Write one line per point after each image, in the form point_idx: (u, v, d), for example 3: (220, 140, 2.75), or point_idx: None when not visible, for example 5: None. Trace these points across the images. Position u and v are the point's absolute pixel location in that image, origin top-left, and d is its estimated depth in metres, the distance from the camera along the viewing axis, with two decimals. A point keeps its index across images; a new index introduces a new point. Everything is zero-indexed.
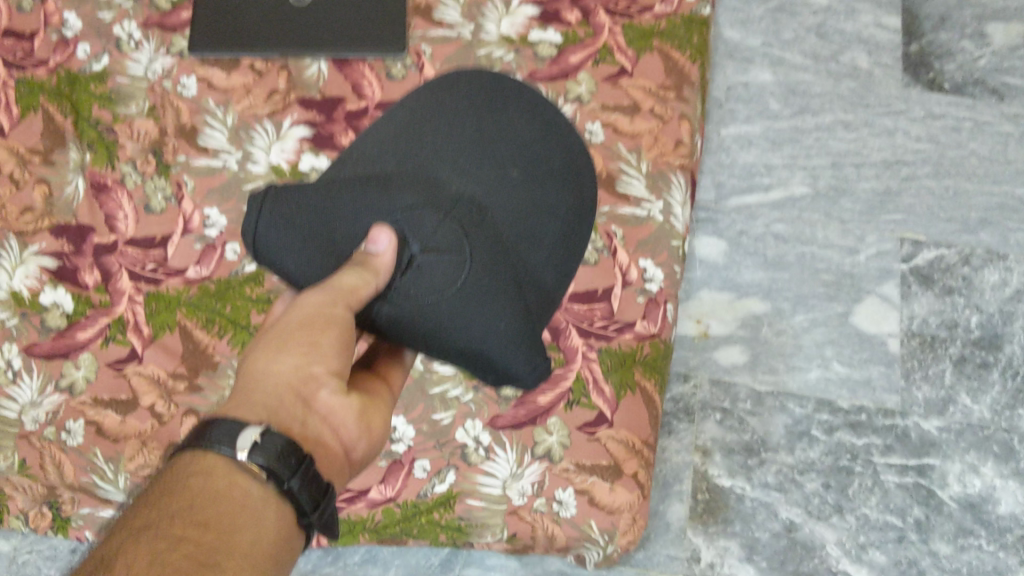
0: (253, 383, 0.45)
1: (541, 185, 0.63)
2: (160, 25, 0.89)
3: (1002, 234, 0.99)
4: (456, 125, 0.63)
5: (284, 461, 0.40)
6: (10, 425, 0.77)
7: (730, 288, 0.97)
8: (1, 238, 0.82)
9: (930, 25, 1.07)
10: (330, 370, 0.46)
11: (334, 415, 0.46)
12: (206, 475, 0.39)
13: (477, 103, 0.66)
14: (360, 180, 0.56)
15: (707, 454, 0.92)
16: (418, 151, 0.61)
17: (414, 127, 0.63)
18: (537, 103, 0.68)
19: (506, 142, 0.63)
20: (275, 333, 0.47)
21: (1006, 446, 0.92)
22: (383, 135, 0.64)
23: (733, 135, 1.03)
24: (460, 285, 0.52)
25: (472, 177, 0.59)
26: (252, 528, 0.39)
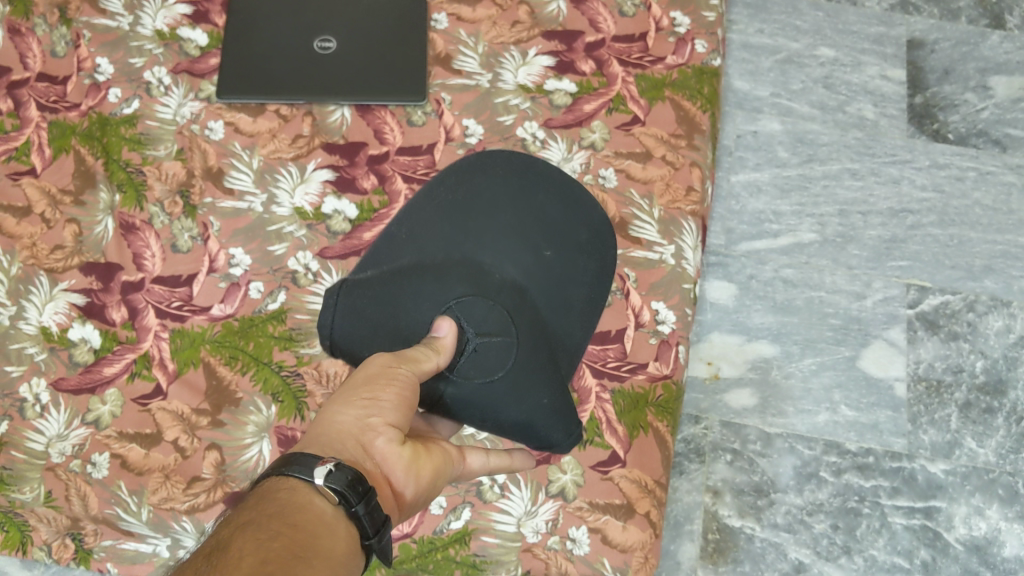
0: (318, 429, 0.48)
1: (571, 259, 0.76)
2: (189, 70, 0.92)
3: (1006, 281, 1.01)
4: (492, 209, 0.75)
5: (354, 486, 0.43)
6: (37, 458, 0.79)
7: (740, 331, 0.99)
8: (31, 275, 0.84)
9: (935, 78, 1.11)
10: (388, 421, 0.48)
11: (389, 463, 0.48)
12: (289, 490, 0.43)
13: (507, 182, 0.77)
14: (416, 269, 0.66)
15: (717, 495, 0.93)
16: (465, 238, 0.72)
17: (459, 215, 0.74)
18: (566, 183, 0.79)
19: (537, 222, 0.75)
20: (343, 388, 0.50)
21: (1010, 490, 0.93)
22: (428, 216, 0.75)
23: (743, 181, 1.06)
24: (511, 368, 0.59)
25: (513, 263, 0.72)
26: (331, 535, 0.41)
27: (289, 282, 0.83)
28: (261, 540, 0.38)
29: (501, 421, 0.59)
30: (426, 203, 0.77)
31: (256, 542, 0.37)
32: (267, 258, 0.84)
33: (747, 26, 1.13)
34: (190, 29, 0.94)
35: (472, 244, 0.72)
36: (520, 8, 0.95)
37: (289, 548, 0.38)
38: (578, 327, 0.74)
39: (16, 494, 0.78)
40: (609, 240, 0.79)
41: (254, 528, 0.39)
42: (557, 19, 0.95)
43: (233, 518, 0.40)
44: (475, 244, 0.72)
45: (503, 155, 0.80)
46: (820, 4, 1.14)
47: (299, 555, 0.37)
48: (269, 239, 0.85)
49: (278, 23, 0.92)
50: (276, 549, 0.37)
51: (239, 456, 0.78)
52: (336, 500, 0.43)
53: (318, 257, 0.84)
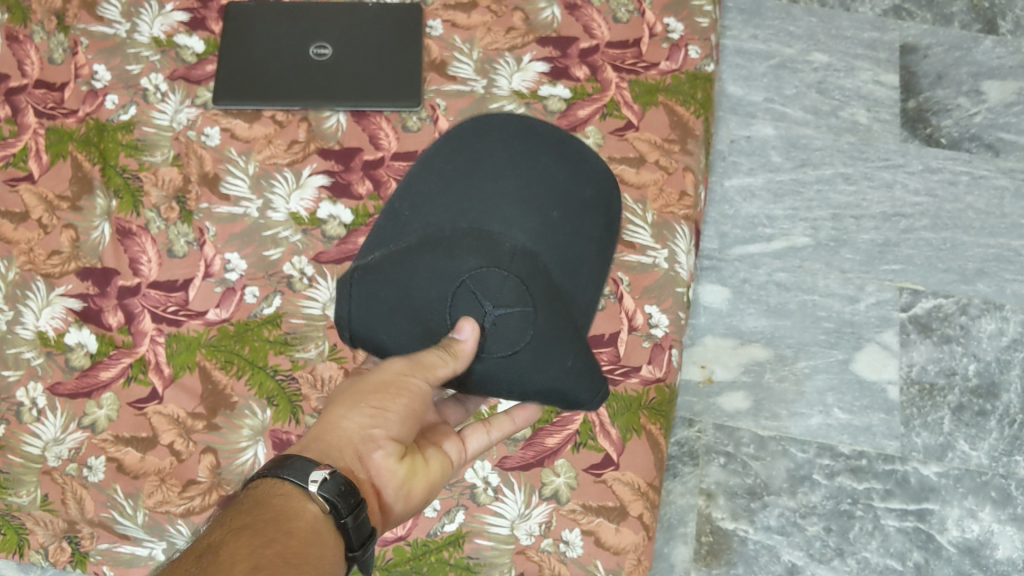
0: (322, 430, 0.49)
1: (580, 216, 0.65)
2: (186, 77, 0.92)
3: (999, 284, 1.01)
4: (491, 171, 0.65)
5: (345, 497, 0.43)
6: (34, 461, 0.80)
7: (734, 334, 0.99)
8: (29, 280, 0.84)
9: (928, 83, 1.12)
10: (390, 435, 0.49)
11: (383, 476, 0.49)
12: (283, 497, 0.43)
13: (507, 142, 0.67)
14: (425, 240, 0.61)
15: (710, 497, 0.94)
16: (466, 198, 0.63)
17: (456, 175, 0.65)
18: (568, 137, 0.69)
19: (538, 179, 0.65)
20: (355, 389, 0.51)
21: (1003, 492, 0.94)
22: (422, 186, 0.65)
23: (737, 186, 1.06)
24: (533, 336, 0.58)
25: (516, 226, 0.62)
26: (322, 544, 0.41)
27: (284, 287, 0.84)
28: (256, 547, 0.38)
29: (530, 391, 0.60)
30: (422, 175, 0.66)
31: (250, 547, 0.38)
32: (263, 263, 0.85)
33: (741, 32, 1.14)
34: (187, 36, 0.94)
35: (469, 207, 0.62)
36: (514, 14, 0.96)
37: (281, 556, 0.38)
38: (590, 286, 0.64)
39: (14, 497, 0.79)
40: (615, 198, 0.70)
41: (247, 532, 0.39)
42: (551, 25, 0.95)
43: (226, 520, 0.41)
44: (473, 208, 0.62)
45: (494, 115, 0.70)
46: (814, 10, 1.15)
47: (291, 564, 0.38)
48: (264, 244, 0.85)
49: (277, 27, 0.92)
50: (268, 558, 0.38)
51: (235, 459, 0.78)
52: (326, 509, 0.43)
53: (313, 262, 0.85)
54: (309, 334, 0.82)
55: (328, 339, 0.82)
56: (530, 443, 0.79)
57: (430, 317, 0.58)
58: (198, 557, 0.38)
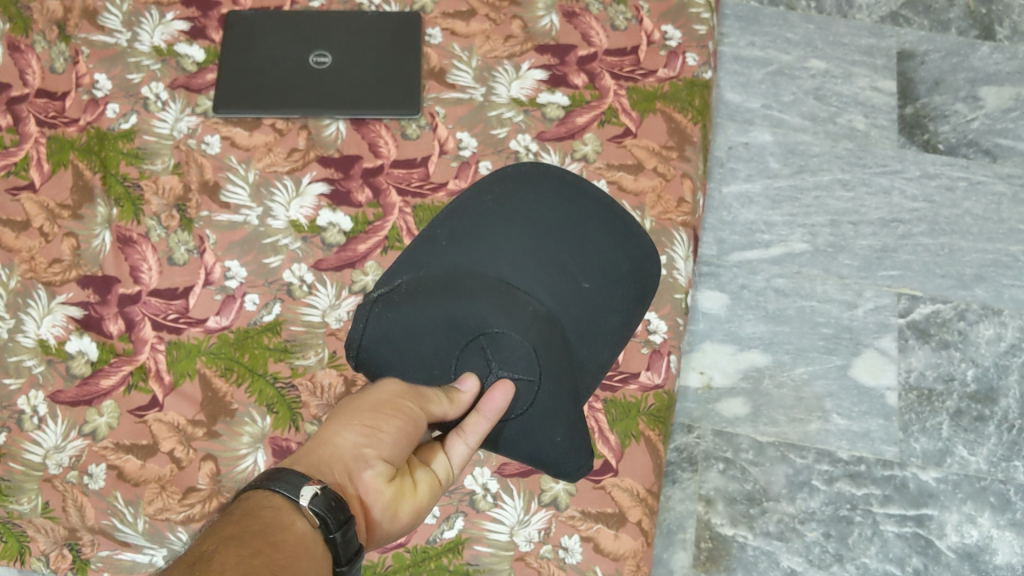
0: (314, 445, 0.49)
1: (612, 277, 0.67)
2: (186, 86, 0.93)
3: (997, 290, 1.02)
4: (531, 230, 0.67)
5: (335, 512, 0.43)
6: (35, 469, 0.80)
7: (733, 340, 0.99)
8: (30, 288, 0.85)
9: (925, 89, 1.12)
10: (381, 454, 0.49)
11: (372, 496, 0.49)
12: (273, 509, 0.43)
13: (541, 209, 0.68)
14: (440, 286, 0.62)
15: (710, 503, 0.94)
16: (492, 258, 0.65)
17: (494, 224, 0.67)
18: (613, 211, 0.69)
19: (573, 247, 0.67)
20: (350, 407, 0.51)
21: (1002, 497, 0.94)
22: (459, 224, 0.68)
23: (735, 192, 1.07)
24: (532, 404, 0.59)
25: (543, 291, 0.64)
26: (310, 559, 0.42)
27: (284, 294, 0.84)
28: (248, 557, 0.38)
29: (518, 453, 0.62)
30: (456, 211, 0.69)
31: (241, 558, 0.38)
32: (262, 271, 0.85)
33: (738, 39, 1.15)
34: (187, 45, 0.95)
35: (496, 258, 0.65)
36: (513, 22, 0.96)
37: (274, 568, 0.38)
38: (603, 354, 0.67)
39: (15, 505, 0.79)
40: (655, 271, 0.70)
41: (241, 542, 0.39)
42: (550, 33, 0.96)
43: (216, 529, 0.41)
44: (497, 257, 0.65)
45: (533, 166, 0.72)
46: (811, 17, 1.16)
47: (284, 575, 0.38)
48: (264, 251, 0.86)
49: (277, 36, 0.93)
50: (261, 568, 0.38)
51: (235, 466, 0.79)
52: (315, 524, 0.43)
53: (313, 269, 0.85)
54: (309, 341, 0.83)
55: (328, 346, 0.82)
56: None
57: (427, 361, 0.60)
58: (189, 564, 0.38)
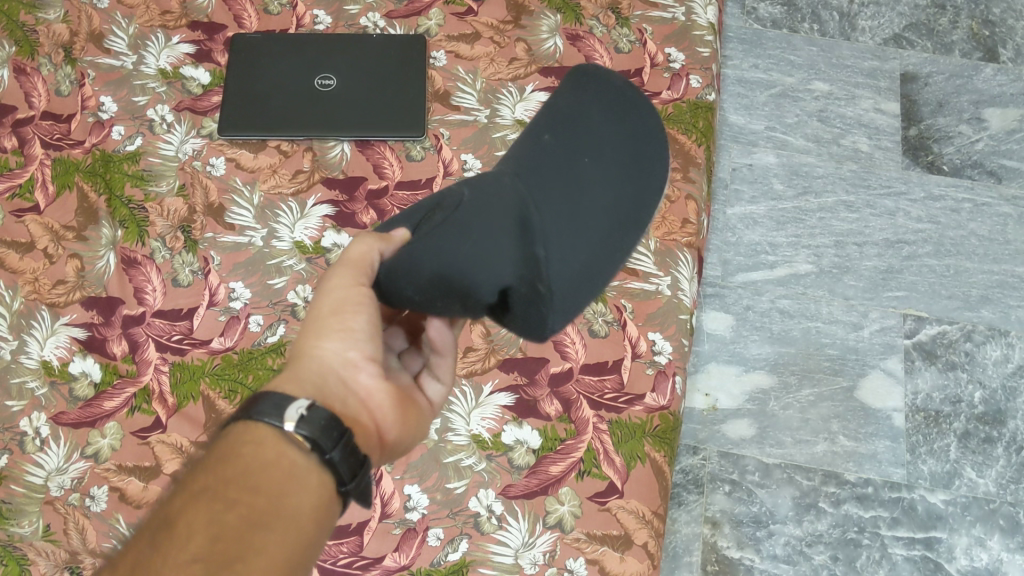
0: (303, 360, 0.51)
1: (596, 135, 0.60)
2: (192, 108, 0.93)
3: (1004, 311, 1.01)
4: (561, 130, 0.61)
5: (328, 433, 0.45)
6: (36, 491, 0.78)
7: (738, 361, 0.99)
8: (34, 309, 0.84)
9: (929, 110, 1.12)
10: (366, 354, 0.52)
11: (372, 398, 0.52)
12: (254, 445, 0.44)
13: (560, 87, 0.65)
14: (532, 172, 0.58)
15: (716, 526, 0.93)
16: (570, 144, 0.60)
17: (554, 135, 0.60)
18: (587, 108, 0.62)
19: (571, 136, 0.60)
20: (312, 318, 0.52)
21: (1011, 520, 0.93)
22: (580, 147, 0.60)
23: (739, 214, 1.07)
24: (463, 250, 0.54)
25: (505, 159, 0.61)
26: (299, 490, 0.43)
27: (288, 315, 0.83)
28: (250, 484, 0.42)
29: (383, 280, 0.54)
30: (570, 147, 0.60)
31: (209, 499, 0.40)
32: (266, 292, 0.85)
33: (741, 62, 1.16)
34: (193, 67, 0.95)
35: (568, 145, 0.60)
36: (517, 44, 0.97)
37: (243, 522, 0.39)
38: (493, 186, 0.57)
39: (15, 528, 0.77)
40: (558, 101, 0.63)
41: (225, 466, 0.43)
42: (554, 55, 0.96)
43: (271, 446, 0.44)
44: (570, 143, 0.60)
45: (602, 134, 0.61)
46: (814, 40, 1.17)
47: (257, 526, 0.40)
48: (269, 273, 0.85)
49: (281, 60, 0.93)
50: (234, 521, 0.39)
51: None
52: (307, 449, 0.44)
53: None
54: None
55: None
56: (533, 471, 0.78)
57: (467, 269, 0.53)
58: (155, 528, 0.41)
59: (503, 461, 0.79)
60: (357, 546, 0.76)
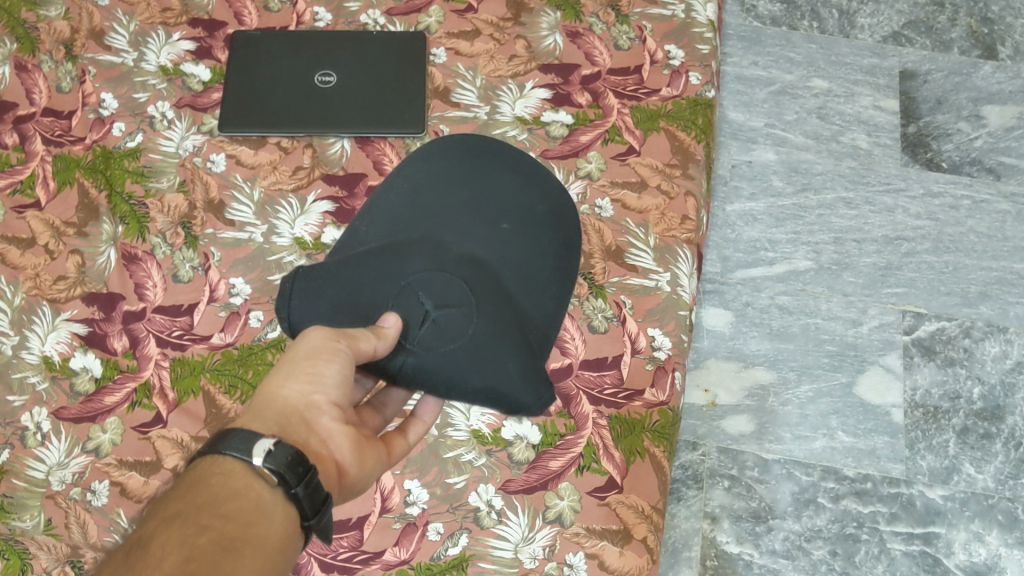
0: (266, 401, 0.48)
1: (533, 209, 0.74)
2: (192, 105, 0.93)
3: (1002, 307, 1.01)
4: (499, 209, 0.73)
5: (293, 467, 0.43)
6: (37, 486, 0.78)
7: (737, 357, 0.99)
8: (34, 304, 0.85)
9: (928, 108, 1.12)
10: (331, 399, 0.50)
11: (333, 442, 0.50)
12: (223, 476, 0.43)
13: (483, 169, 0.75)
14: (494, 254, 0.69)
15: (715, 521, 0.93)
16: (511, 217, 0.73)
17: (499, 216, 0.72)
18: (527, 188, 0.75)
19: (517, 214, 0.73)
20: (284, 360, 0.50)
21: (1009, 515, 0.93)
22: (519, 219, 0.73)
23: (739, 211, 1.07)
24: (471, 334, 0.60)
25: (469, 238, 0.69)
26: (265, 522, 0.42)
27: None
28: (221, 514, 0.40)
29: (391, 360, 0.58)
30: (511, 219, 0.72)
31: (185, 523, 0.39)
32: (267, 287, 0.85)
33: (741, 59, 1.16)
34: (193, 64, 0.95)
35: (507, 216, 0.72)
36: (517, 41, 0.97)
37: (216, 546, 0.38)
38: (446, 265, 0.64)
39: (16, 522, 0.77)
40: (497, 181, 0.75)
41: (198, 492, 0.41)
42: (553, 53, 0.96)
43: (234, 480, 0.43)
44: (509, 217, 0.72)
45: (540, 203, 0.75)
46: (813, 37, 1.17)
47: (228, 550, 0.38)
48: (269, 269, 0.86)
49: (283, 57, 0.94)
50: (207, 542, 0.38)
51: None
52: (274, 482, 0.43)
53: None
54: None
55: None
56: (533, 466, 0.79)
57: (511, 377, 0.60)
58: (129, 547, 0.39)
59: (503, 456, 0.79)
60: (358, 540, 0.76)
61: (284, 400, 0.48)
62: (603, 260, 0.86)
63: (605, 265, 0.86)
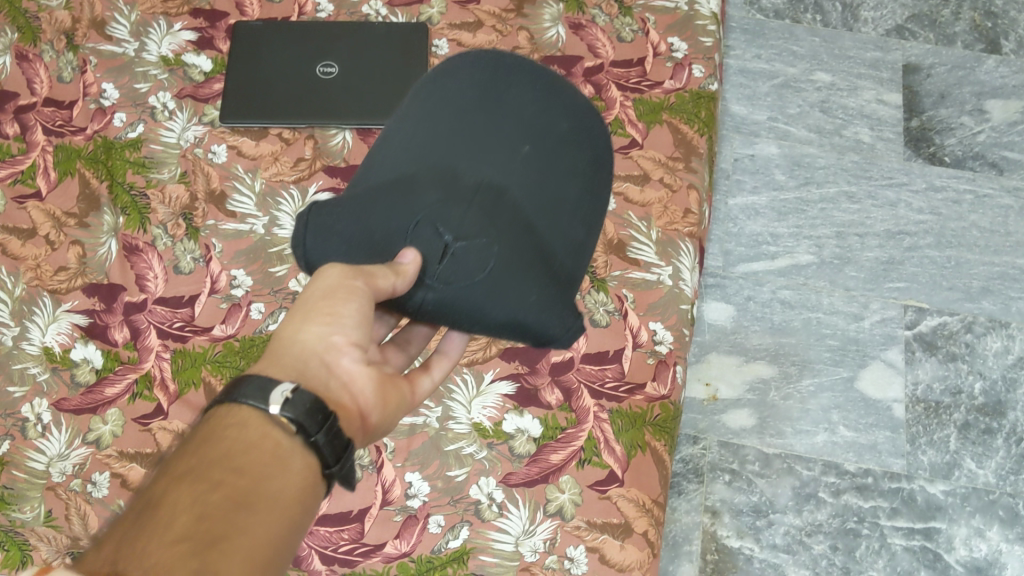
0: (283, 344, 0.45)
1: (554, 128, 0.64)
2: (194, 96, 0.93)
3: (1004, 302, 1.01)
4: (518, 127, 0.63)
5: (313, 414, 0.41)
6: (37, 477, 0.78)
7: (739, 351, 0.99)
8: (35, 295, 0.84)
9: (931, 102, 1.12)
10: (351, 340, 0.46)
11: (355, 386, 0.46)
12: (238, 426, 0.40)
13: (495, 87, 0.65)
14: (514, 177, 0.61)
15: (715, 515, 0.93)
16: (531, 135, 0.63)
17: (519, 134, 0.63)
18: (542, 111, 0.64)
19: (537, 132, 0.63)
20: (301, 301, 0.47)
21: (1010, 511, 0.93)
22: (539, 136, 0.63)
23: (741, 204, 1.07)
24: (491, 268, 0.55)
25: (486, 159, 0.61)
26: (282, 473, 0.39)
27: (289, 303, 0.83)
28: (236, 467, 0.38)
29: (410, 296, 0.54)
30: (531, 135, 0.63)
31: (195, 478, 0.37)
32: (268, 279, 0.85)
33: (744, 52, 1.15)
34: (194, 55, 0.95)
35: (527, 135, 0.63)
36: (520, 33, 0.97)
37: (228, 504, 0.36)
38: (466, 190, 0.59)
39: (17, 513, 0.77)
40: (514, 97, 0.65)
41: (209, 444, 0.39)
42: (556, 44, 0.96)
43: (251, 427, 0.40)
44: (528, 135, 0.63)
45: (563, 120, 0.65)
46: (816, 31, 1.16)
47: (241, 507, 0.36)
48: (270, 260, 0.86)
49: (285, 48, 0.93)
50: (218, 500, 0.36)
51: None
52: (293, 430, 0.41)
53: None
54: None
55: None
56: (534, 459, 0.79)
57: (535, 309, 0.56)
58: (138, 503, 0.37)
59: (504, 449, 0.79)
60: (359, 532, 0.76)
61: (300, 341, 0.45)
62: (604, 253, 0.86)
63: (607, 258, 0.86)
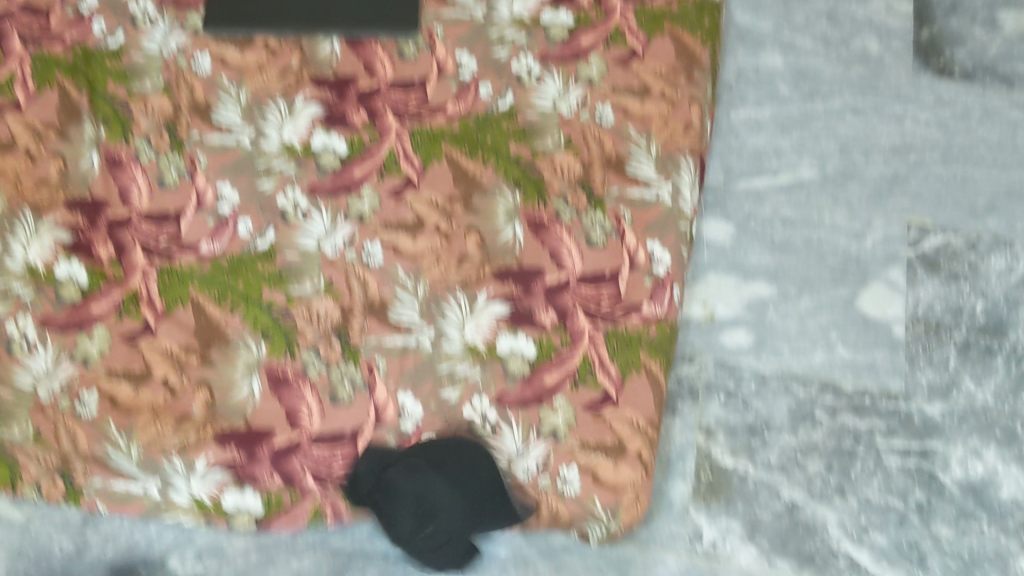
0: None
1: (485, 466, 0.75)
2: (176, 3, 0.90)
3: (1010, 220, 1.00)
4: (464, 493, 0.73)
5: None
6: (25, 394, 0.77)
7: (737, 271, 0.98)
8: (15, 210, 0.81)
9: (942, 12, 1.09)
10: None
11: None
12: None
13: (460, 462, 0.74)
14: (471, 509, 0.74)
15: (710, 434, 0.92)
16: (472, 488, 0.74)
17: (466, 498, 0.73)
18: (475, 456, 0.75)
19: (480, 489, 0.74)
20: None
21: (1008, 431, 0.92)
22: (481, 492, 0.74)
23: (744, 118, 1.04)
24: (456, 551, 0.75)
25: (446, 515, 0.72)
26: None
27: (278, 220, 0.81)
28: None
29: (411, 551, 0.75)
30: (482, 489, 0.74)
31: None
32: (254, 195, 0.82)
33: None
34: None
35: (471, 506, 0.74)
36: None
37: None
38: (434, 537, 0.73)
39: (4, 432, 0.76)
40: (465, 455, 0.75)
41: None
42: None
43: None
44: (468, 499, 0.73)
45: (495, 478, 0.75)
46: None
47: None
48: (258, 175, 0.83)
49: None
50: None
51: (230, 395, 0.76)
52: None
53: (307, 194, 0.82)
54: (304, 268, 0.80)
55: (324, 273, 0.80)
56: (528, 380, 0.77)
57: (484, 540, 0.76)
58: None
59: (498, 369, 0.78)
60: (352, 453, 0.75)
61: None
62: (602, 170, 0.84)
63: (604, 176, 0.84)
